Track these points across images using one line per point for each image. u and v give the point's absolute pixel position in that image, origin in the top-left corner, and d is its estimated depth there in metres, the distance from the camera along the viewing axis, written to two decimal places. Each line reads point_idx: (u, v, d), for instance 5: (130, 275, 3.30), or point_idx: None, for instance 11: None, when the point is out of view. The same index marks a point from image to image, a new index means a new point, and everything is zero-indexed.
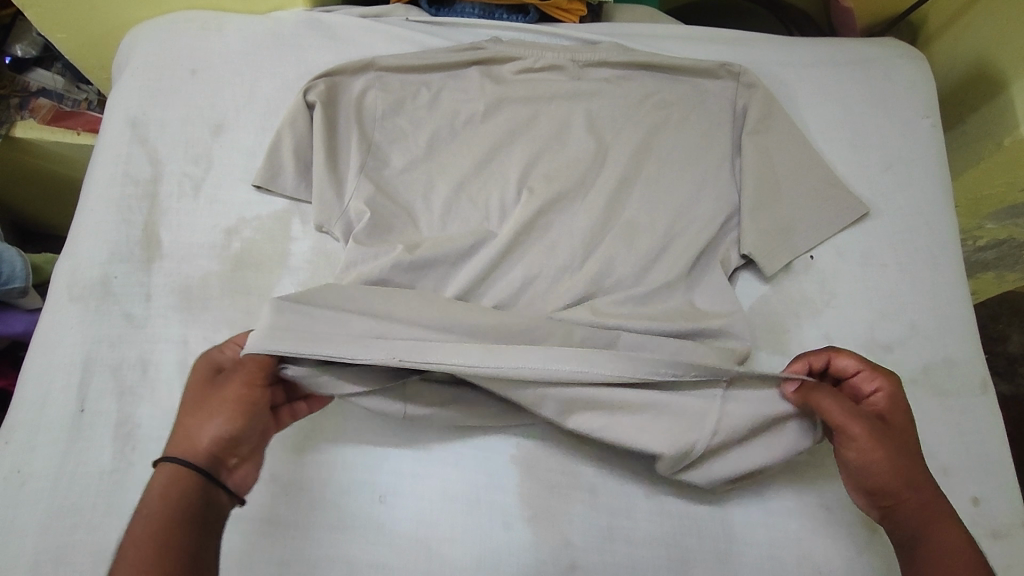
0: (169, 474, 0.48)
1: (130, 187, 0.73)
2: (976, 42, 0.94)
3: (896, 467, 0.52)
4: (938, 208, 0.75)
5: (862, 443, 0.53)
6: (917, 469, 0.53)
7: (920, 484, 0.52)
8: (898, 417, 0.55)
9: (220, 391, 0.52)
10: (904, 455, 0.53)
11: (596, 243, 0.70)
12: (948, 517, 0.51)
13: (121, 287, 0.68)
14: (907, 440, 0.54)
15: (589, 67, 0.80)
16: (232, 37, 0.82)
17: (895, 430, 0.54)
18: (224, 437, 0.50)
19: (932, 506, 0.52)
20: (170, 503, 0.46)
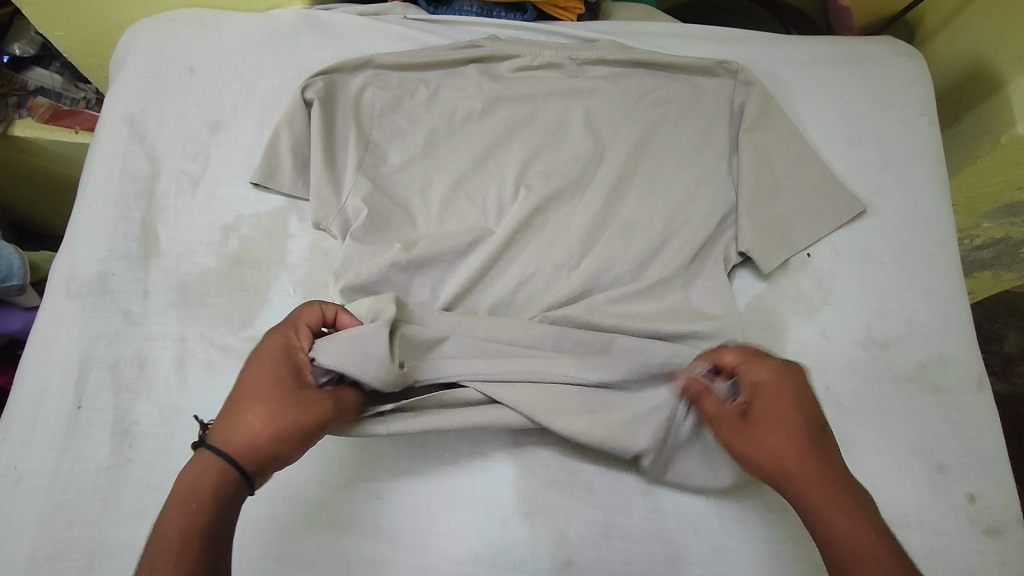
0: (224, 468, 0.47)
1: (127, 184, 0.73)
2: (973, 41, 0.94)
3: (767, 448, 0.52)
4: (935, 206, 0.75)
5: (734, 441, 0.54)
6: (788, 457, 0.51)
7: (791, 472, 0.51)
8: (768, 404, 0.54)
9: (294, 409, 0.51)
10: (770, 446, 0.52)
11: (593, 241, 0.70)
12: (827, 498, 0.49)
13: (119, 284, 0.68)
14: (778, 426, 0.52)
15: (586, 65, 0.80)
16: (230, 35, 0.82)
17: (762, 420, 0.53)
18: (280, 456, 0.49)
19: (810, 490, 0.49)
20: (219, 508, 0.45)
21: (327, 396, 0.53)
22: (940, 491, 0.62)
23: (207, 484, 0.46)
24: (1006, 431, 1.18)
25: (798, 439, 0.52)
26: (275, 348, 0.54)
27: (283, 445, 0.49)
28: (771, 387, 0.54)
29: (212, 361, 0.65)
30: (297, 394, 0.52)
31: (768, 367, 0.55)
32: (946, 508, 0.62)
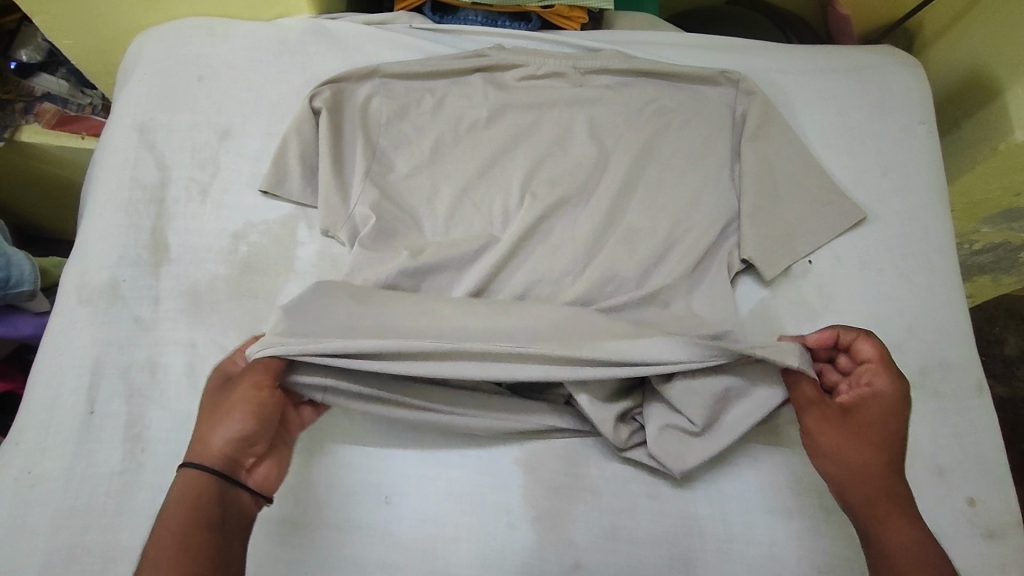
0: (184, 488, 0.52)
1: (138, 191, 0.74)
2: (972, 49, 0.96)
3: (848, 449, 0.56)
4: (934, 213, 0.76)
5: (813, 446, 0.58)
6: (863, 468, 0.55)
7: (862, 479, 0.55)
8: (871, 416, 0.57)
9: (229, 398, 0.56)
10: (846, 451, 0.56)
11: (597, 248, 0.71)
12: (886, 510, 0.54)
13: (129, 290, 0.69)
14: (861, 438, 0.56)
15: (590, 74, 0.81)
16: (238, 44, 0.83)
17: (854, 426, 0.57)
18: (235, 437, 0.54)
19: (873, 500, 0.54)
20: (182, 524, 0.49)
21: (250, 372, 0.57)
22: (939, 496, 0.63)
23: (172, 506, 0.51)
24: (1006, 434, 1.19)
25: (885, 451, 0.56)
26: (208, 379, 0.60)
27: (230, 428, 0.54)
28: (880, 400, 0.58)
29: None
30: (215, 406, 0.56)
31: (891, 378, 0.58)
32: (946, 512, 0.63)
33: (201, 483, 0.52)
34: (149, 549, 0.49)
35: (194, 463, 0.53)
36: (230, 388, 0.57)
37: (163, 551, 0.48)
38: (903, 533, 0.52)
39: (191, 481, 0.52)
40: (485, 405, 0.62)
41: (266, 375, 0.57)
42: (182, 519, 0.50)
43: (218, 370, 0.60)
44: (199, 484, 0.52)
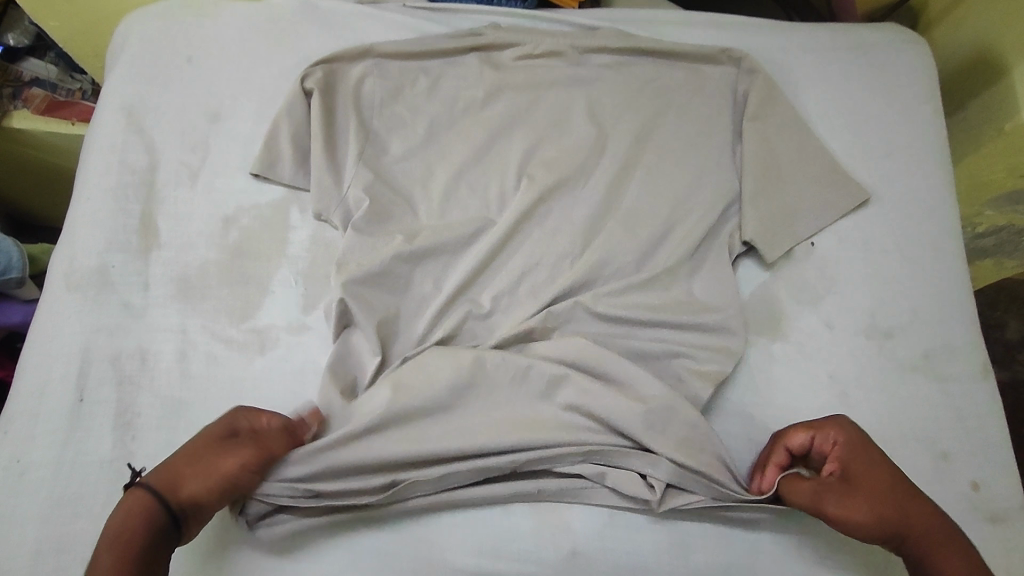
0: (134, 515, 0.51)
1: (126, 175, 0.73)
2: (978, 28, 0.94)
3: (886, 505, 0.54)
4: (940, 193, 0.75)
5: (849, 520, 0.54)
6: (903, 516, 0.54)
7: (909, 524, 0.53)
8: (864, 465, 0.56)
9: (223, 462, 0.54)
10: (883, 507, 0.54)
11: (596, 231, 0.69)
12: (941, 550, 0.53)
13: (119, 276, 0.68)
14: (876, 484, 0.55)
15: (589, 53, 0.79)
16: (227, 24, 0.81)
17: (864, 484, 0.55)
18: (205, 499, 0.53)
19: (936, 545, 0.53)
20: (121, 569, 0.48)
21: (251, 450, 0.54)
22: (943, 479, 0.63)
23: (116, 535, 0.50)
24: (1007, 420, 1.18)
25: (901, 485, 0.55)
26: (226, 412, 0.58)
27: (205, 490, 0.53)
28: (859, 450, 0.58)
29: (214, 354, 0.65)
30: (206, 451, 0.54)
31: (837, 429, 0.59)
32: (950, 496, 0.62)
33: (151, 523, 0.51)
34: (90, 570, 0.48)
35: (155, 497, 0.51)
36: (230, 445, 0.55)
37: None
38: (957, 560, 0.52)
39: (142, 517, 0.51)
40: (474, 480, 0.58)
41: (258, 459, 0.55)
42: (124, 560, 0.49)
43: (238, 411, 0.57)
44: (149, 525, 0.51)
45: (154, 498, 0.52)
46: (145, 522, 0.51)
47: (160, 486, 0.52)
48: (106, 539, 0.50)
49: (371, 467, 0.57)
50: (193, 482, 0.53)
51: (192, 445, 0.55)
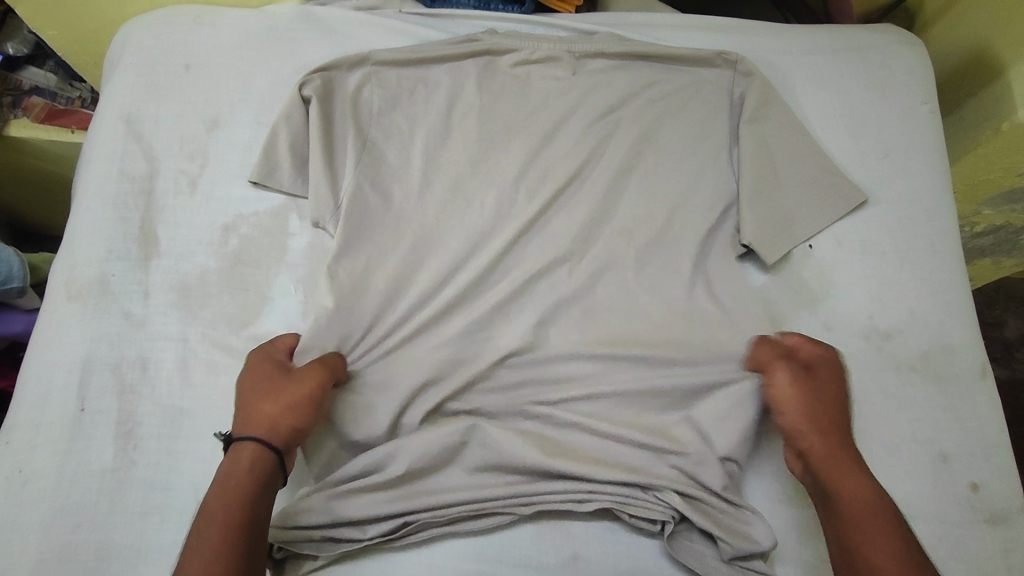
0: (234, 478, 0.53)
1: (126, 185, 0.73)
2: (974, 28, 0.96)
3: (810, 407, 0.59)
4: (938, 193, 0.75)
5: (780, 410, 0.60)
6: (823, 430, 0.57)
7: (826, 433, 0.57)
8: (825, 382, 0.60)
9: (293, 390, 0.58)
10: (811, 416, 0.58)
11: (593, 239, 0.71)
12: (846, 473, 0.55)
13: (119, 285, 0.68)
14: (819, 399, 0.59)
15: (585, 58, 0.78)
16: (224, 32, 0.81)
17: (811, 387, 0.60)
18: (293, 427, 0.57)
19: (830, 458, 0.56)
20: (234, 510, 0.51)
21: (313, 369, 0.59)
22: (941, 480, 0.63)
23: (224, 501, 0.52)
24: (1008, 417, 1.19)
25: (834, 401, 0.59)
26: (256, 359, 0.62)
27: (290, 418, 0.57)
28: (834, 377, 0.61)
29: (214, 362, 0.65)
30: (278, 388, 0.58)
31: (816, 346, 0.63)
32: (948, 496, 0.62)
33: (259, 474, 0.54)
34: (197, 531, 0.50)
35: (259, 444, 0.55)
36: (289, 376, 0.59)
37: (209, 537, 0.49)
38: (863, 492, 0.54)
39: (254, 468, 0.54)
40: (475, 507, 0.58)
41: (326, 376, 0.59)
42: (238, 504, 0.51)
43: (269, 359, 0.62)
44: (260, 473, 0.54)
45: (257, 447, 0.55)
46: (250, 478, 0.53)
47: (258, 436, 0.56)
48: (217, 497, 0.52)
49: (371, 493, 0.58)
50: (285, 412, 0.57)
51: (262, 392, 0.58)
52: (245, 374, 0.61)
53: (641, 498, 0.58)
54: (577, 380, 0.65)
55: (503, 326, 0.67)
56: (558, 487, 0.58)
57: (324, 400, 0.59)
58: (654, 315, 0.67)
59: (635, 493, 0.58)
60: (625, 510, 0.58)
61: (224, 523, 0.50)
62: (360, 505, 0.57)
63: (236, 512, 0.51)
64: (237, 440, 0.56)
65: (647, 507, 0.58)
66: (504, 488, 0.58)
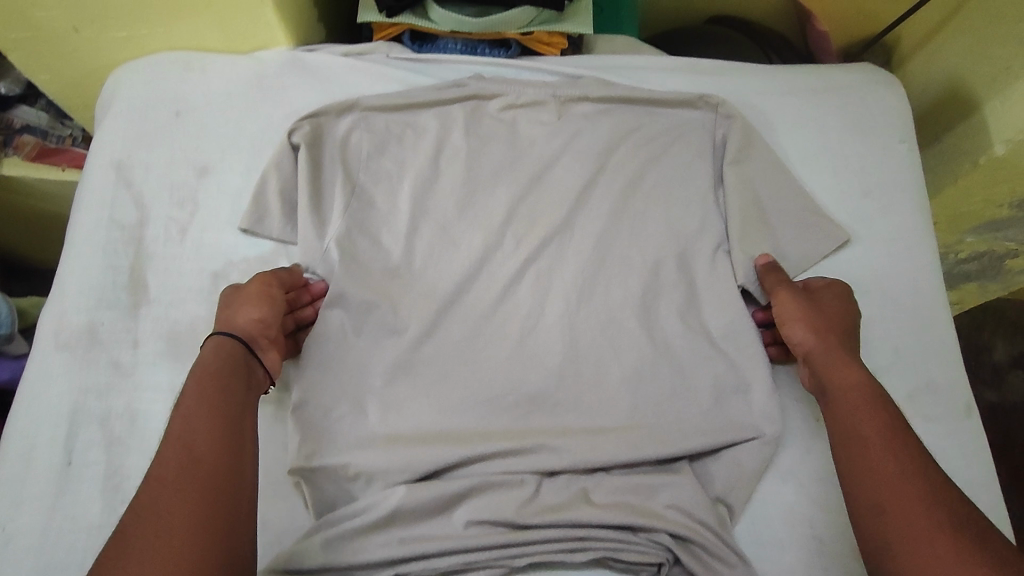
0: (207, 380, 0.57)
1: (115, 232, 0.73)
2: (949, 65, 0.99)
3: (811, 316, 0.65)
4: (919, 231, 0.76)
5: (785, 321, 0.66)
6: (823, 338, 0.63)
7: (826, 336, 0.63)
8: (828, 304, 0.67)
9: (245, 294, 0.65)
10: (815, 326, 0.64)
11: (580, 282, 0.72)
12: (841, 366, 0.61)
13: (108, 334, 0.68)
14: (822, 314, 0.65)
15: (570, 102, 0.80)
16: (214, 79, 0.81)
17: (812, 301, 0.66)
18: (253, 320, 0.63)
19: (828, 357, 0.62)
20: (205, 382, 0.57)
21: (258, 277, 0.67)
22: None
23: (205, 406, 0.55)
24: (997, 438, 1.20)
25: (835, 315, 0.66)
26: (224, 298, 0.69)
27: (248, 314, 0.63)
28: (838, 302, 0.67)
29: None
30: (236, 300, 0.65)
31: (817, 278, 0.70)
32: None
33: (228, 368, 0.59)
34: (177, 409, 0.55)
35: (221, 338, 0.61)
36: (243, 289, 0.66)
37: (191, 410, 0.54)
38: (859, 384, 0.59)
39: (222, 357, 0.59)
40: (469, 558, 0.58)
41: (272, 279, 0.67)
42: (210, 380, 0.57)
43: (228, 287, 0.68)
44: (229, 361, 0.59)
45: (224, 338, 0.61)
46: (223, 388, 0.57)
47: (221, 331, 0.62)
48: (195, 377, 0.57)
49: (369, 545, 0.57)
50: (246, 309, 0.64)
51: (225, 307, 0.65)
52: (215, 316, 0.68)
53: (634, 542, 0.59)
54: (566, 425, 0.66)
55: (493, 369, 0.68)
56: (549, 533, 0.58)
57: (277, 296, 0.66)
58: (639, 359, 0.68)
59: (626, 538, 0.59)
60: (618, 557, 0.58)
61: (197, 393, 0.55)
62: (357, 555, 0.57)
63: (207, 389, 0.56)
64: (206, 344, 0.61)
65: (638, 552, 0.58)
66: (499, 539, 0.58)
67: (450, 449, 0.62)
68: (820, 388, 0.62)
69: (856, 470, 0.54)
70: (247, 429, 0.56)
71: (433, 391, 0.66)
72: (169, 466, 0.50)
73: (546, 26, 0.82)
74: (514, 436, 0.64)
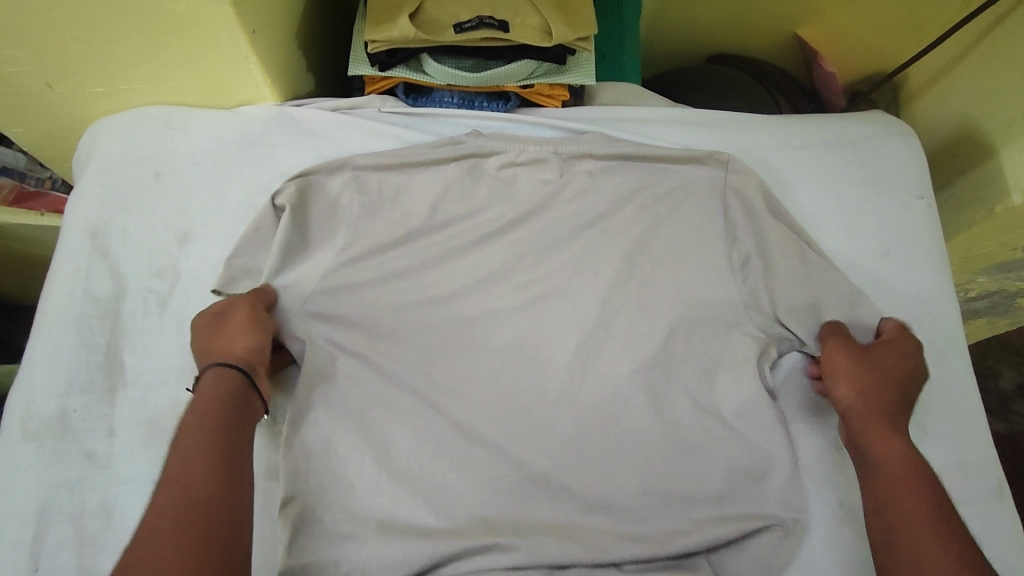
0: (205, 416, 0.54)
1: (89, 306, 0.68)
2: (960, 105, 0.95)
3: (868, 378, 0.62)
4: (939, 295, 0.73)
5: (833, 373, 0.64)
6: (880, 404, 0.61)
7: (880, 401, 0.61)
8: (893, 357, 0.64)
9: (233, 317, 0.61)
10: (871, 387, 0.62)
11: (585, 355, 0.68)
12: (890, 437, 0.59)
13: (81, 422, 0.63)
14: (884, 373, 0.63)
15: (573, 159, 0.75)
16: (197, 136, 0.77)
17: (869, 357, 0.63)
18: (248, 347, 0.60)
19: (874, 423, 0.60)
20: (201, 419, 0.54)
21: (243, 296, 0.63)
22: None
23: (201, 444, 0.52)
24: (1008, 475, 1.17)
25: (891, 377, 0.63)
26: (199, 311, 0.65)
27: (241, 341, 0.60)
28: (903, 352, 0.64)
29: None
30: (229, 324, 0.62)
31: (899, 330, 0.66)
32: None
33: (228, 407, 0.56)
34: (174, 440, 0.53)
35: (219, 368, 0.58)
36: (229, 311, 0.62)
37: (188, 443, 0.53)
38: (904, 459, 0.57)
39: (224, 392, 0.57)
40: None
41: (256, 298, 0.63)
42: (208, 418, 0.54)
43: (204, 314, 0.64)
44: (234, 398, 0.57)
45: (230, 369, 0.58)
46: (224, 428, 0.54)
47: (220, 362, 0.59)
48: (190, 413, 0.55)
49: None
50: (246, 334, 0.60)
51: (217, 332, 0.62)
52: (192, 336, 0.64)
53: None
54: (573, 513, 0.62)
55: (494, 452, 0.63)
56: None
57: (264, 316, 0.63)
58: (650, 440, 0.64)
59: None
60: None
61: (197, 428, 0.53)
62: None
63: (204, 425, 0.54)
64: (206, 374, 0.58)
65: None
66: None
67: (453, 548, 0.58)
68: (858, 453, 0.61)
69: (893, 540, 0.53)
70: (241, 461, 0.54)
71: (435, 482, 0.62)
72: (165, 510, 0.48)
73: (547, 78, 0.79)
74: (520, 530, 0.60)
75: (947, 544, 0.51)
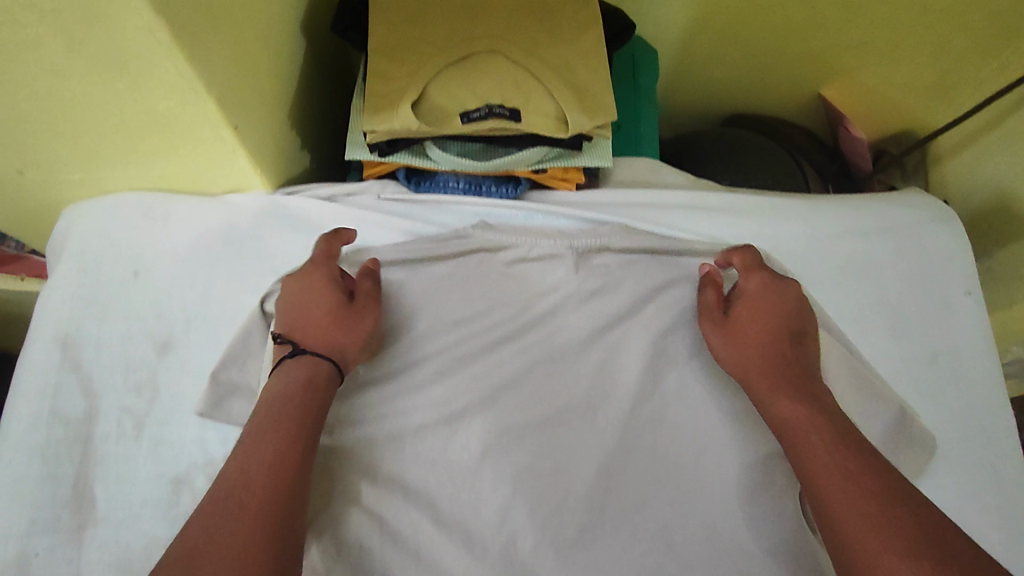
0: (309, 404, 0.53)
1: (57, 429, 0.62)
2: (998, 171, 0.88)
3: (741, 349, 0.60)
4: (984, 406, 0.67)
5: (717, 357, 0.62)
6: (766, 368, 0.58)
7: (758, 363, 0.59)
8: (752, 310, 0.62)
9: (366, 323, 0.60)
10: (749, 351, 0.60)
11: (605, 481, 0.61)
12: (780, 398, 0.56)
13: (43, 569, 0.56)
14: (751, 332, 0.61)
15: (589, 254, 0.70)
16: (179, 229, 0.70)
17: (734, 329, 0.62)
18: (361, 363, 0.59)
19: (763, 388, 0.57)
20: (306, 408, 0.52)
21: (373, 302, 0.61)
22: None
23: (291, 431, 0.51)
24: None
25: (764, 333, 0.60)
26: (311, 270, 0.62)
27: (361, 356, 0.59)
28: (764, 299, 0.63)
29: None
30: (352, 321, 0.59)
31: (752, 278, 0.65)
32: None
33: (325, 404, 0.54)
34: (266, 414, 0.51)
35: (336, 370, 0.56)
36: (359, 305, 0.61)
37: (281, 423, 0.51)
38: (799, 415, 0.54)
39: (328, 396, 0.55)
40: None
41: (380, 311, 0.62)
42: (309, 407, 0.53)
43: (329, 271, 0.63)
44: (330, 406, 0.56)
45: (328, 371, 0.56)
46: (310, 427, 0.52)
47: (339, 362, 0.57)
48: (301, 395, 0.53)
49: None
50: (358, 348, 0.59)
51: (334, 314, 0.59)
52: (301, 288, 0.61)
53: None
54: None
55: None
56: None
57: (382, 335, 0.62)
58: None
59: None
60: None
61: (297, 413, 0.52)
62: None
63: (301, 414, 0.52)
64: (304, 355, 0.56)
65: None
66: None
67: None
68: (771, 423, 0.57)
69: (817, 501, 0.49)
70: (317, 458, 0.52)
71: None
72: (253, 485, 0.47)
73: (560, 160, 0.73)
74: None
75: (856, 487, 0.47)
